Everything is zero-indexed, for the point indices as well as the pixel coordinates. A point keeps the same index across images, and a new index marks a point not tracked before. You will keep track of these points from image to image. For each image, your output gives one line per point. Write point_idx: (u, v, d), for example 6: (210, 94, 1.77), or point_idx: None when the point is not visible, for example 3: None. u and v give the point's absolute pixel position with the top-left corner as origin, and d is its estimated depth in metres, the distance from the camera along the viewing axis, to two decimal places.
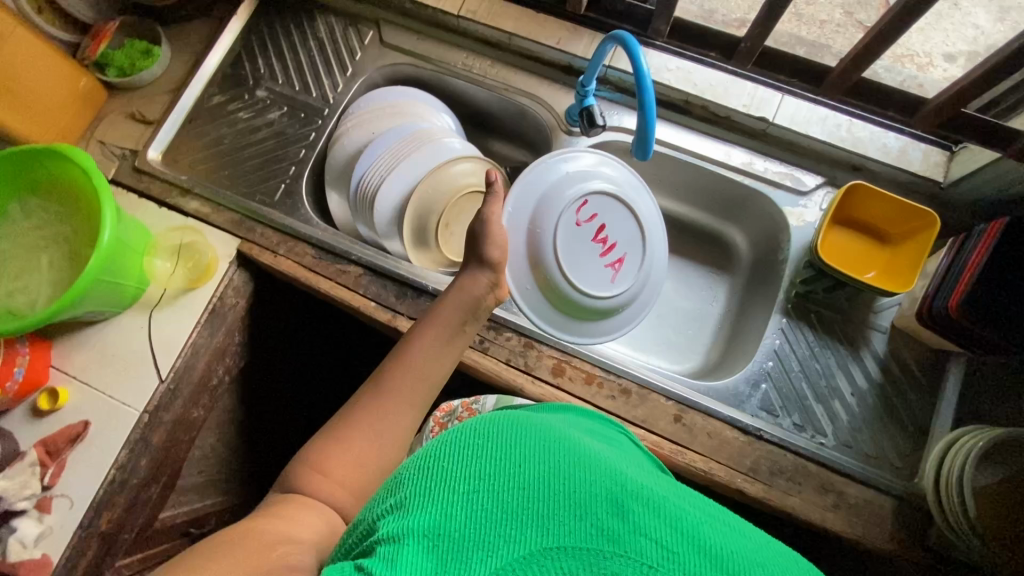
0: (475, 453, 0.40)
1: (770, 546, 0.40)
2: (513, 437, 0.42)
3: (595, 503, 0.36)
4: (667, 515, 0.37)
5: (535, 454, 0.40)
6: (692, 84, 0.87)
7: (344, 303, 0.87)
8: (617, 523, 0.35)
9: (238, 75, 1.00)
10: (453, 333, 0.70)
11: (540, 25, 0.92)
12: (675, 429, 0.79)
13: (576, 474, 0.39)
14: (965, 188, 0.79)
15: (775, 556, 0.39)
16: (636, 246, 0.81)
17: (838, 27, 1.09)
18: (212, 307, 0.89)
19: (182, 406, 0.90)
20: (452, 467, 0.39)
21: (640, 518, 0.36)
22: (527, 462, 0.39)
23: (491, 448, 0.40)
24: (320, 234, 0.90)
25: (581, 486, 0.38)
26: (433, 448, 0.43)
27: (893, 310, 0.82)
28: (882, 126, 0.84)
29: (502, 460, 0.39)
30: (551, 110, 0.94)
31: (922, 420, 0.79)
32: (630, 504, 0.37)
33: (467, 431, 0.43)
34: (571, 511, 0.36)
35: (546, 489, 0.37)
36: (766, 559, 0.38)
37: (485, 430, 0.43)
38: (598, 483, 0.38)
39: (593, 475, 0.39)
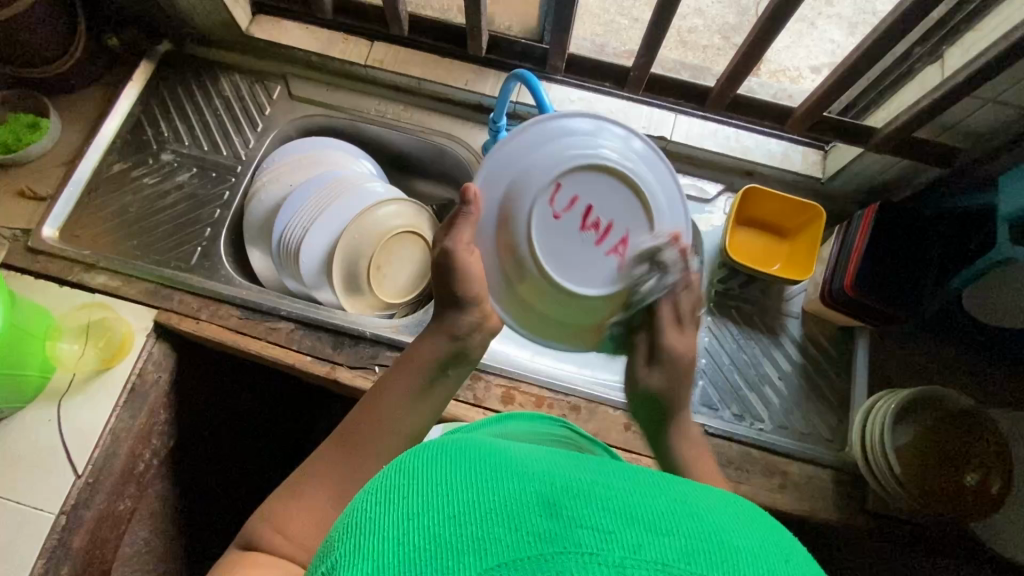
0: (403, 495, 0.33)
1: (705, 494, 0.35)
2: (438, 458, 0.35)
3: (526, 505, 0.30)
4: (601, 498, 0.31)
5: (459, 469, 0.34)
6: (595, 112, 0.94)
7: (277, 362, 0.83)
8: (553, 523, 0.30)
9: (139, 141, 0.97)
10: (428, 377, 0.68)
11: (446, 68, 0.96)
12: (626, 437, 0.81)
13: (504, 479, 0.33)
14: (842, 180, 0.89)
15: (732, 513, 0.33)
16: (636, 217, 0.67)
17: (720, 51, 1.22)
18: (131, 386, 0.82)
19: (106, 499, 0.81)
20: (381, 516, 0.32)
21: (574, 510, 0.30)
22: (452, 482, 0.33)
23: (422, 479, 0.33)
24: (245, 293, 0.87)
25: (507, 488, 0.32)
26: (363, 497, 0.35)
27: (801, 297, 0.90)
28: (764, 134, 0.93)
29: (434, 489, 0.32)
30: (467, 147, 0.97)
31: (843, 393, 0.86)
32: (562, 499, 0.31)
33: (396, 469, 0.36)
34: (505, 524, 0.30)
35: (477, 508, 0.31)
36: (723, 520, 0.32)
37: (413, 466, 0.35)
38: (528, 483, 0.32)
39: (522, 475, 0.33)
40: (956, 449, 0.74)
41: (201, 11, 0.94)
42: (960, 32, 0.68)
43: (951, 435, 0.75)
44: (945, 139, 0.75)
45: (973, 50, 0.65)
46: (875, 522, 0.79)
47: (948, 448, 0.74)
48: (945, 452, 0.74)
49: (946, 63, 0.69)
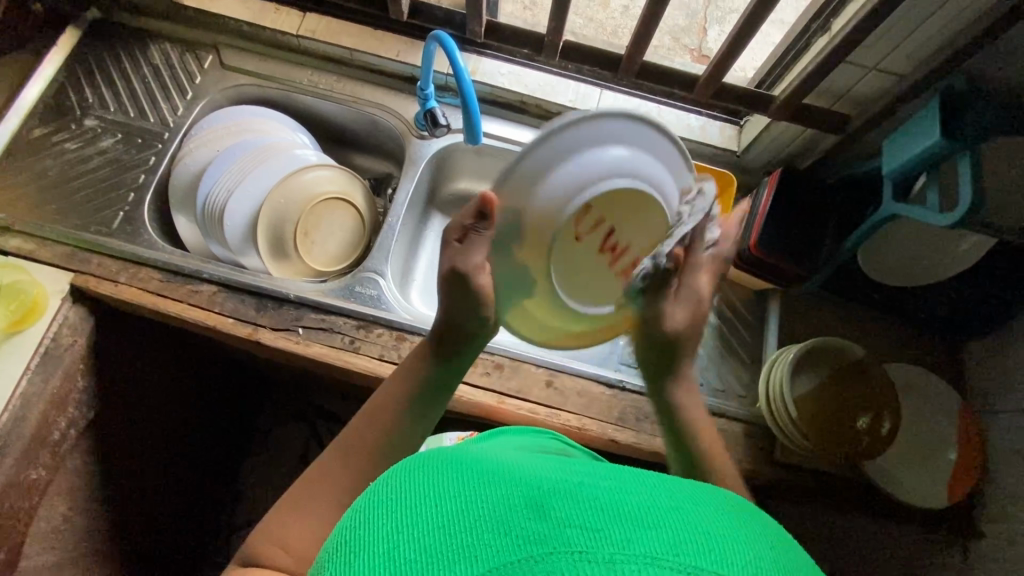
0: (393, 504, 0.34)
1: (698, 491, 0.35)
2: (431, 471, 0.36)
3: (515, 510, 0.31)
4: (588, 498, 0.32)
5: (452, 481, 0.35)
6: (524, 85, 0.98)
7: (198, 324, 0.83)
8: (541, 523, 0.30)
9: (62, 106, 0.95)
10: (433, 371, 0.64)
11: (379, 40, 0.98)
12: (548, 393, 0.84)
13: (490, 485, 0.34)
14: (754, 152, 0.95)
15: (724, 513, 0.33)
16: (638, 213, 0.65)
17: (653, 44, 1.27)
18: (44, 349, 0.81)
19: (14, 466, 0.79)
20: (369, 529, 0.33)
21: (562, 511, 0.31)
22: (443, 494, 0.33)
23: (416, 492, 0.34)
24: (167, 257, 0.86)
25: (496, 495, 0.33)
26: (355, 509, 0.36)
27: None
28: (684, 110, 0.99)
29: (422, 499, 0.33)
30: (399, 118, 0.99)
31: (755, 352, 0.91)
32: (550, 501, 0.32)
33: (387, 485, 0.37)
34: (495, 530, 0.30)
35: (468, 517, 0.31)
36: (714, 520, 0.32)
37: (402, 479, 0.36)
38: (517, 490, 0.33)
39: (511, 483, 0.34)
40: (850, 396, 0.79)
41: None
42: (843, 3, 0.74)
43: (845, 384, 0.79)
44: (838, 107, 0.81)
45: (851, 17, 0.70)
46: (782, 470, 0.83)
47: (841, 396, 0.79)
48: (839, 397, 0.79)
49: (832, 32, 0.74)
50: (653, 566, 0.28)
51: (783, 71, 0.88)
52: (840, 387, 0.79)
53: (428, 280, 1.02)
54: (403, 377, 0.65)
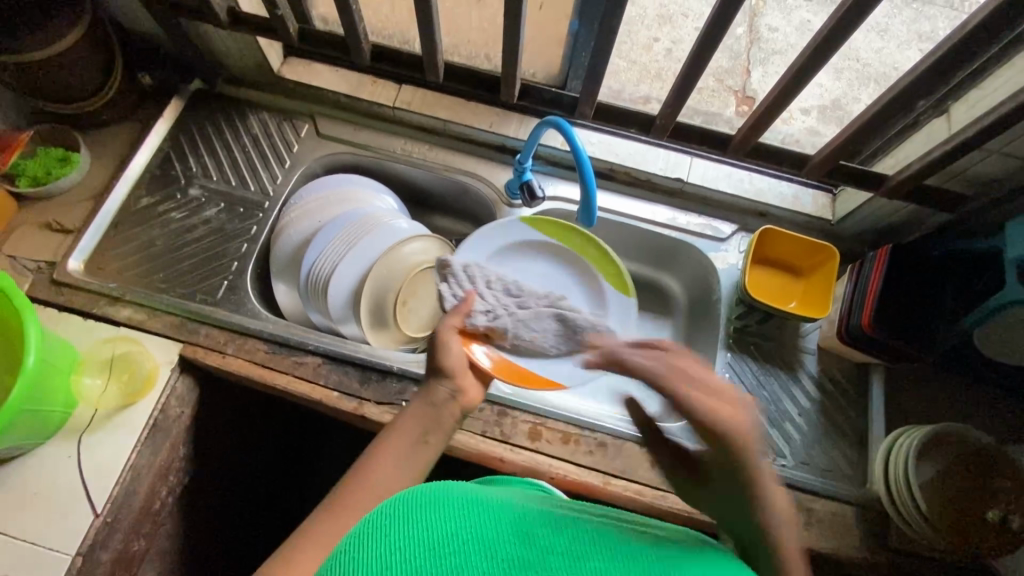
0: (398, 524, 0.40)
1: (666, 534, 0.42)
2: (428, 499, 0.42)
3: (501, 533, 0.38)
4: (570, 529, 0.39)
5: (453, 510, 0.40)
6: (615, 154, 0.99)
7: (304, 397, 0.83)
8: (522, 548, 0.37)
9: (167, 175, 0.98)
10: (416, 441, 0.63)
11: (472, 111, 1.00)
12: (653, 473, 0.82)
13: (474, 515, 0.40)
14: (852, 221, 0.94)
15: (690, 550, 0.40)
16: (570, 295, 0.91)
17: (713, 92, 1.27)
18: (154, 421, 0.81)
19: (123, 540, 0.79)
20: (362, 554, 0.37)
21: (545, 540, 0.38)
22: (445, 517, 0.40)
23: (419, 512, 0.40)
24: (271, 328, 0.87)
25: (489, 521, 0.39)
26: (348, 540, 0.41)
27: (817, 333, 0.93)
28: (776, 178, 0.99)
29: (422, 519, 0.39)
30: (491, 185, 1.00)
31: (861, 428, 0.88)
32: (529, 528, 0.39)
33: (387, 512, 0.42)
34: (482, 545, 0.37)
35: (460, 533, 0.38)
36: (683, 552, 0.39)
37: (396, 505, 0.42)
38: (504, 518, 0.40)
39: (500, 513, 0.41)
40: (975, 486, 0.75)
41: (235, 54, 0.97)
42: (967, 88, 0.73)
43: (966, 476, 0.75)
44: (952, 185, 0.80)
45: (981, 106, 0.69)
46: (901, 559, 0.79)
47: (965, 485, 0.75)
48: (963, 490, 0.75)
49: (952, 117, 0.74)
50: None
51: (886, 144, 0.87)
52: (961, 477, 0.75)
53: None
54: (399, 430, 0.64)
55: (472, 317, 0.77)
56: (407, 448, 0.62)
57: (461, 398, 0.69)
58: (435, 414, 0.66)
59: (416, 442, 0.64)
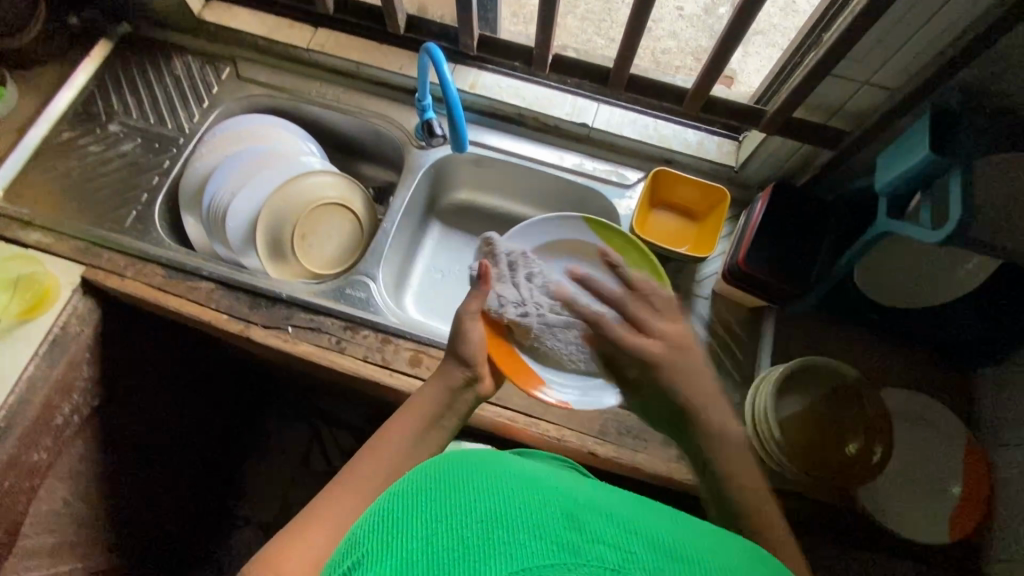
0: (426, 502, 0.37)
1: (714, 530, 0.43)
2: (466, 476, 0.39)
3: (553, 520, 0.35)
4: (629, 524, 0.37)
5: (499, 502, 0.36)
6: (521, 98, 1.00)
7: (195, 319, 0.86)
8: (575, 535, 0.34)
9: (90, 112, 1.02)
10: (428, 425, 0.67)
11: (384, 54, 1.02)
12: (528, 403, 0.83)
13: (508, 508, 0.35)
14: (751, 168, 0.94)
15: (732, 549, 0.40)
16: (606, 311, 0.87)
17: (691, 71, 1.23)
18: (52, 337, 0.85)
19: (16, 445, 0.83)
20: (400, 525, 0.36)
21: (617, 540, 0.35)
22: (486, 503, 0.36)
23: (456, 484, 0.38)
24: (170, 254, 0.90)
25: (533, 502, 0.36)
26: (390, 497, 0.39)
27: (713, 278, 0.93)
28: (682, 125, 0.99)
29: (460, 497, 0.37)
30: (401, 128, 1.02)
31: (747, 371, 0.89)
32: (602, 529, 0.35)
33: (413, 487, 0.39)
34: (528, 534, 0.34)
35: (510, 524, 0.34)
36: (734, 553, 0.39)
37: (428, 482, 0.39)
38: (556, 513, 0.36)
39: (547, 501, 0.37)
40: (729, 417, 0.67)
41: None
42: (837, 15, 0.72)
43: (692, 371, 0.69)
44: (834, 122, 0.79)
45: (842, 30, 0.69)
46: (768, 494, 0.80)
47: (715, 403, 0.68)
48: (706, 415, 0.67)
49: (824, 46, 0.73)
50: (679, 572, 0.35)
51: (780, 85, 0.86)
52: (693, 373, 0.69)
53: (422, 288, 1.05)
54: (411, 411, 0.68)
55: (502, 306, 0.78)
56: (417, 430, 0.66)
57: (478, 386, 0.72)
58: (448, 401, 0.69)
59: (428, 423, 0.67)
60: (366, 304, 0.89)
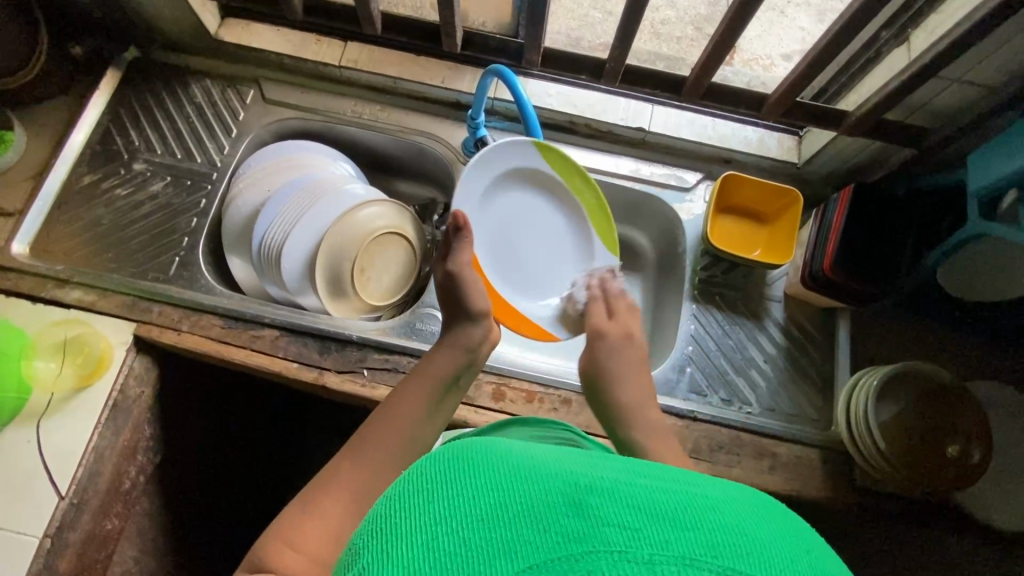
0: (430, 497, 0.35)
1: (734, 488, 0.37)
2: (464, 461, 0.37)
3: (553, 506, 0.33)
4: (627, 496, 0.33)
5: (501, 489, 0.34)
6: (572, 105, 0.96)
7: (263, 370, 0.82)
8: (580, 523, 0.32)
9: (109, 151, 0.94)
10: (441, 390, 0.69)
11: (422, 67, 0.96)
12: None
13: (514, 498, 0.33)
14: (816, 164, 0.92)
15: (758, 515, 0.35)
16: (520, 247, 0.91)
17: None
18: (113, 402, 0.80)
19: (91, 519, 0.79)
20: (407, 522, 0.34)
21: (600, 509, 0.32)
22: (484, 487, 0.34)
23: (456, 478, 0.36)
24: (227, 303, 0.85)
25: (535, 489, 0.34)
26: (400, 487, 0.38)
27: (783, 281, 0.92)
28: (740, 122, 0.96)
29: (459, 487, 0.35)
30: (447, 145, 0.97)
31: (827, 372, 0.88)
32: (588, 498, 0.33)
33: (420, 479, 0.37)
34: (534, 525, 0.32)
35: (505, 509, 0.33)
36: (764, 524, 0.34)
37: (434, 471, 0.37)
38: (553, 489, 0.33)
39: (549, 478, 0.34)
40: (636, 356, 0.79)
41: (169, 18, 0.92)
42: (923, 14, 0.70)
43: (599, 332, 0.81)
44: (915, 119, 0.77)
45: (936, 30, 0.66)
46: (863, 497, 0.81)
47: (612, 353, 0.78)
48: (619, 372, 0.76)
49: (912, 45, 0.71)
50: (690, 567, 0.30)
51: (850, 80, 0.84)
52: (623, 369, 0.77)
53: None
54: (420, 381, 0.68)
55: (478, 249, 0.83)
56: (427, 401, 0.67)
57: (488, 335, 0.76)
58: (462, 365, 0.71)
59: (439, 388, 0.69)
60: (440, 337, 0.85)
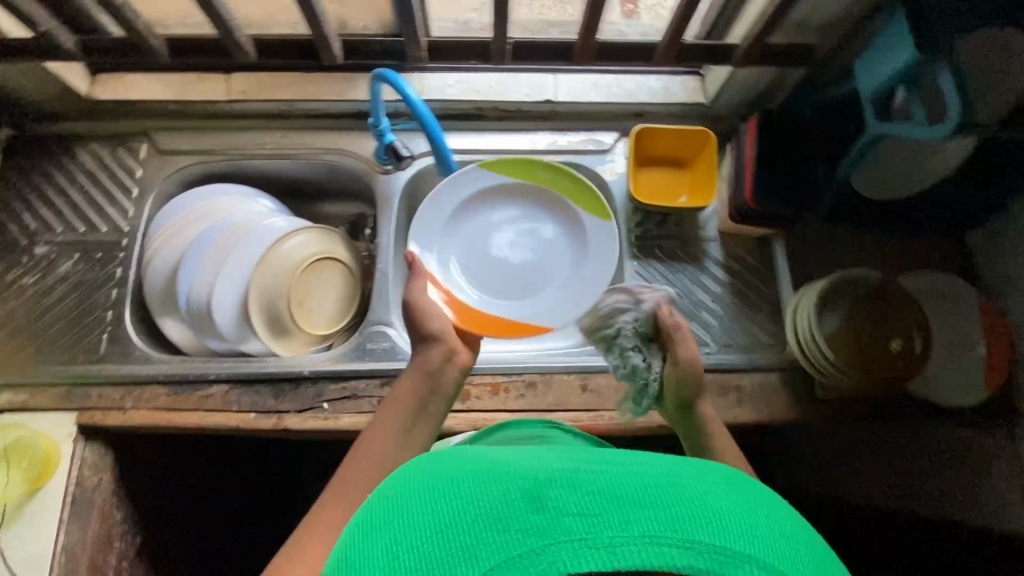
0: (393, 515, 0.36)
1: (698, 464, 0.39)
2: (426, 478, 0.38)
3: (510, 504, 0.34)
4: (584, 484, 0.35)
5: (459, 496, 0.35)
6: (475, 91, 0.95)
7: (221, 428, 0.80)
8: (540, 517, 0.33)
9: (5, 240, 0.89)
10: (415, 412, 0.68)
11: (314, 84, 0.93)
12: (585, 397, 0.83)
13: (474, 503, 0.35)
14: (722, 100, 0.93)
15: (718, 485, 0.37)
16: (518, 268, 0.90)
17: None
18: (72, 497, 0.77)
19: None
20: (373, 541, 0.35)
21: (559, 500, 0.34)
22: (444, 498, 0.36)
23: (418, 494, 0.37)
24: (167, 369, 0.82)
25: (494, 490, 0.35)
26: (366, 509, 0.39)
27: (714, 219, 0.94)
28: (642, 74, 0.97)
29: (421, 501, 0.36)
30: (358, 157, 0.95)
31: (773, 297, 0.91)
32: (547, 492, 0.34)
33: (385, 501, 0.38)
34: (494, 527, 0.33)
35: (465, 514, 0.34)
36: (719, 490, 0.36)
37: (399, 490, 0.38)
38: (510, 488, 0.35)
39: (507, 478, 0.36)
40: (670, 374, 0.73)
41: (34, 87, 0.86)
42: None
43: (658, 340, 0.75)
44: (800, 38, 0.79)
45: None
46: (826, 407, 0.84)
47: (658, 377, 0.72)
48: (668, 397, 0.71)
49: None
50: (651, 543, 0.32)
51: None
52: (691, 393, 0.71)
53: None
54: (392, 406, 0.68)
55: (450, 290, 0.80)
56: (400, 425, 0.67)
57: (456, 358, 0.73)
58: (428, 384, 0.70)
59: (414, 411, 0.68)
60: (394, 352, 0.84)
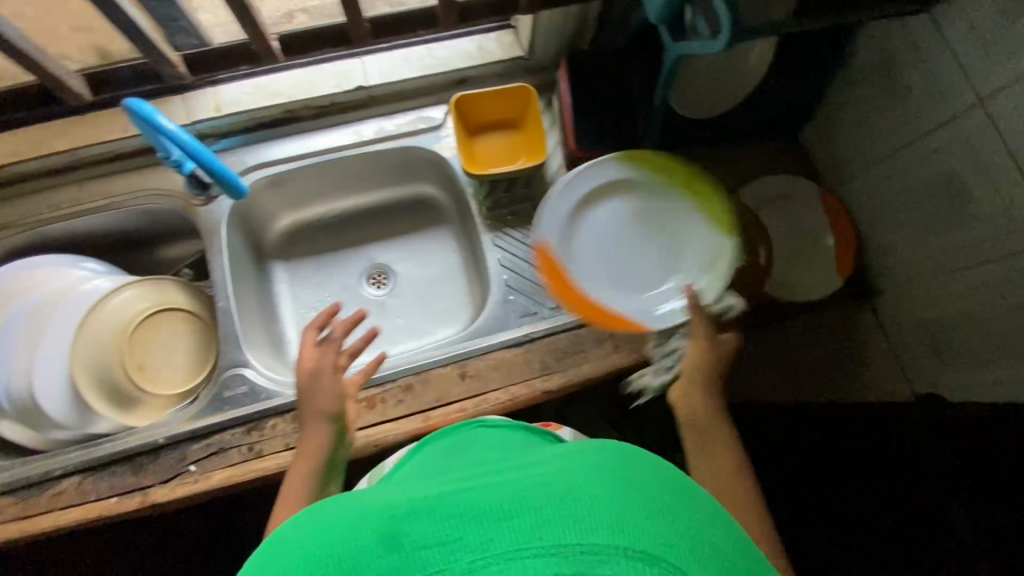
0: (289, 546, 0.33)
1: (637, 460, 0.36)
2: (334, 508, 0.35)
3: (430, 515, 0.32)
4: (516, 495, 0.32)
5: (363, 525, 0.32)
6: (280, 94, 0.89)
7: (81, 522, 0.73)
8: (466, 525, 0.31)
9: None
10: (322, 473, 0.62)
11: (101, 127, 0.85)
12: (466, 386, 0.80)
13: (385, 519, 0.32)
14: (538, 51, 0.89)
15: (655, 476, 0.35)
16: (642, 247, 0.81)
17: None
18: None
19: None
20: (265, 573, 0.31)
21: (490, 523, 0.30)
22: (349, 520, 0.33)
23: (323, 519, 0.34)
24: (9, 475, 0.75)
25: (408, 520, 0.32)
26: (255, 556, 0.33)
27: (562, 173, 0.91)
28: (453, 39, 0.92)
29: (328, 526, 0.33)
30: (171, 195, 0.86)
31: None
32: (471, 520, 0.30)
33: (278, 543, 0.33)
34: (394, 541, 0.31)
35: (373, 527, 0.32)
36: (653, 480, 0.34)
37: (301, 525, 0.34)
38: (430, 505, 0.33)
39: (419, 513, 0.32)
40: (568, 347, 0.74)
41: None
42: None
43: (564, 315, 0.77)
44: None
45: None
46: None
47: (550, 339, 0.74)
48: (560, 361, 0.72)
49: None
50: (585, 544, 0.28)
51: None
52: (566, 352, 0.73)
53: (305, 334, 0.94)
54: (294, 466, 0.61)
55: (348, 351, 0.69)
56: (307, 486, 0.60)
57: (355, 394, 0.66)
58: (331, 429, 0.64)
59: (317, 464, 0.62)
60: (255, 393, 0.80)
